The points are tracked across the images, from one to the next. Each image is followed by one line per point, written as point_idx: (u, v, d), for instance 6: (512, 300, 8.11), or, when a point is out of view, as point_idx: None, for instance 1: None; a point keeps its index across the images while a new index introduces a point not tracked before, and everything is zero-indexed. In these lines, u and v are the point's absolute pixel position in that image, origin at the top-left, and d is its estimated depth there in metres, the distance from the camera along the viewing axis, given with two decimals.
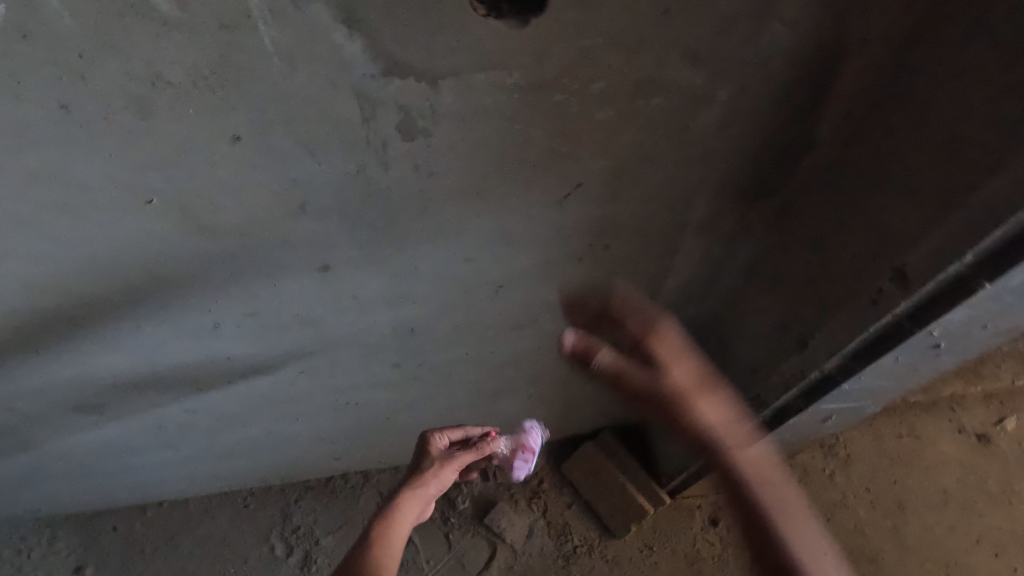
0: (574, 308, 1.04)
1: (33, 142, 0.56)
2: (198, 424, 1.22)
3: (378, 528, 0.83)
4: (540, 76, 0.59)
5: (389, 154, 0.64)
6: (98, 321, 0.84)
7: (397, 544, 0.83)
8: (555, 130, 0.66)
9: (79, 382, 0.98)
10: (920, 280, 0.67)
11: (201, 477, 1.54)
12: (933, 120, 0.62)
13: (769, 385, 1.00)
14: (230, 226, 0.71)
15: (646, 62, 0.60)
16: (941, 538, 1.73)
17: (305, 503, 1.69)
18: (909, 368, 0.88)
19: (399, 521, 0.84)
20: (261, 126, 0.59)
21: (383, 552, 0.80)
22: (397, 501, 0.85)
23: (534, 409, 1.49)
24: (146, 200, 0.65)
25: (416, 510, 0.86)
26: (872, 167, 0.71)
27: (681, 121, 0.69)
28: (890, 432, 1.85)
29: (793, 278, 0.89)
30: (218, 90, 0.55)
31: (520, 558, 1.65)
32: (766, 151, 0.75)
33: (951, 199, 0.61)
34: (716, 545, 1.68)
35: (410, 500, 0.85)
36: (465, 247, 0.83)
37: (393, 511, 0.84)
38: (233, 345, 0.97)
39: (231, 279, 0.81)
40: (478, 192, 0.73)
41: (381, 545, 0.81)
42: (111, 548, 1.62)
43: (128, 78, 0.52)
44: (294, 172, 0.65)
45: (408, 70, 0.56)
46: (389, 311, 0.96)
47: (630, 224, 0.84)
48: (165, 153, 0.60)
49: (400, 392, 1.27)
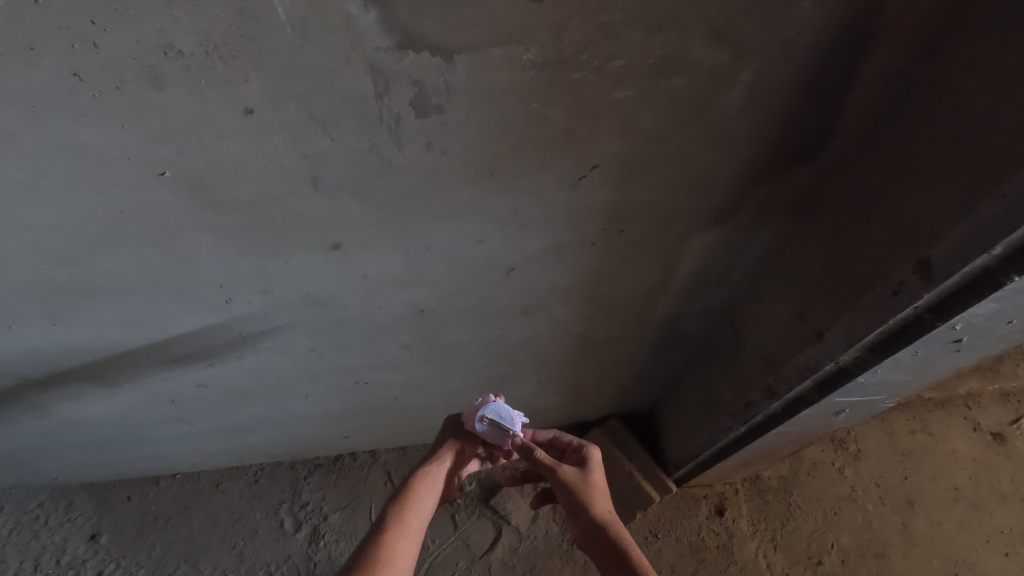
0: (586, 294, 1.03)
1: (45, 111, 0.56)
2: (210, 399, 1.24)
3: (396, 506, 0.88)
4: (558, 52, 0.58)
5: (402, 132, 0.63)
6: (113, 293, 0.85)
7: (417, 519, 0.88)
8: (572, 109, 0.64)
9: (94, 353, 0.99)
10: (944, 271, 0.65)
11: (213, 451, 1.57)
12: (965, 104, 0.60)
13: (782, 377, 0.98)
14: (242, 201, 0.71)
15: (668, 39, 0.58)
16: (951, 536, 1.69)
17: (315, 479, 1.73)
18: (927, 362, 0.86)
19: (417, 499, 0.90)
20: (274, 100, 0.58)
21: (400, 528, 0.85)
22: (413, 483, 0.92)
23: (543, 394, 1.49)
24: (158, 173, 0.65)
25: (432, 489, 0.93)
26: (899, 153, 0.69)
27: (702, 103, 0.67)
28: (902, 428, 1.86)
29: (811, 268, 0.87)
30: (230, 61, 0.54)
31: (525, 540, 1.65)
32: (789, 136, 0.73)
33: (980, 188, 0.59)
34: (722, 535, 1.68)
35: (426, 478, 0.93)
36: (478, 229, 0.82)
37: (410, 492, 0.90)
38: (245, 321, 0.97)
39: (243, 256, 0.81)
40: (492, 172, 0.72)
41: (399, 521, 0.86)
42: (123, 518, 1.65)
43: (139, 46, 0.51)
44: (306, 147, 0.64)
45: (424, 44, 0.55)
46: (401, 292, 0.96)
47: (645, 209, 0.83)
48: (175, 124, 0.59)
49: (409, 374, 1.27)
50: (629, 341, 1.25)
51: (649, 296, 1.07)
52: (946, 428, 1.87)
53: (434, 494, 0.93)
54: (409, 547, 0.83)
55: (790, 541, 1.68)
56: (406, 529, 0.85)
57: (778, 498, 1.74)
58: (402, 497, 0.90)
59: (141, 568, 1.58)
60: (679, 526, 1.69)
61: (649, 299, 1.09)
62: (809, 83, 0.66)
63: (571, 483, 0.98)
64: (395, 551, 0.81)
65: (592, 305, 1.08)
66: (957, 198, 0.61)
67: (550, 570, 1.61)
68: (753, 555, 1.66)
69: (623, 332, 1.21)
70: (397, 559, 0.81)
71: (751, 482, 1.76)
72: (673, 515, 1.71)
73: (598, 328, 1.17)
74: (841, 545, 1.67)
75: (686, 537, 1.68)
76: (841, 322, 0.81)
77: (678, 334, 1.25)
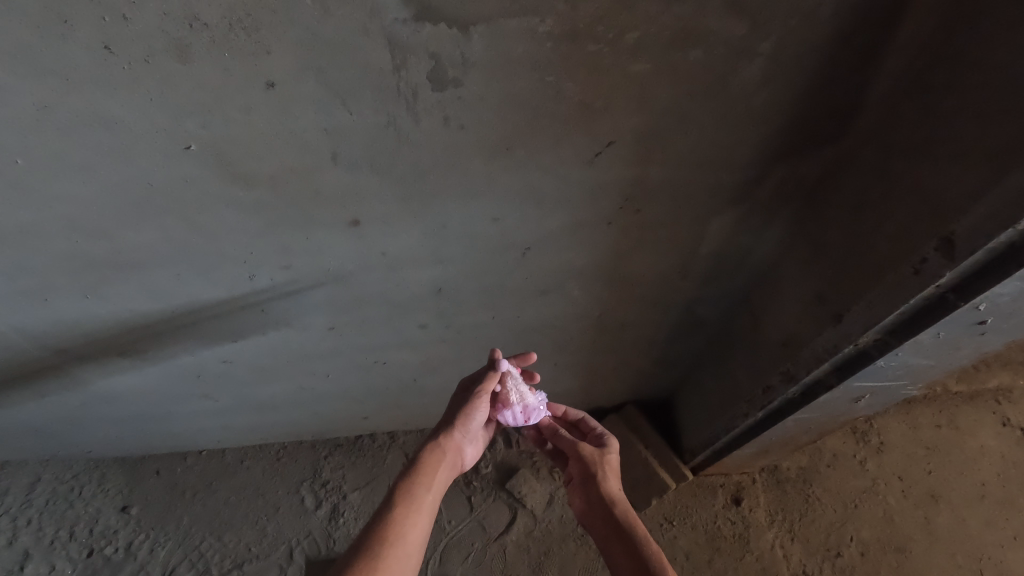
0: (602, 275, 1.04)
1: (79, 84, 0.58)
2: (234, 375, 1.27)
3: (407, 481, 0.87)
4: (574, 24, 0.58)
5: (420, 106, 0.64)
6: (142, 267, 0.88)
7: (428, 496, 0.87)
8: (588, 83, 0.65)
9: (124, 324, 1.03)
10: (968, 250, 0.63)
11: (237, 428, 1.62)
12: (993, 76, 0.58)
13: (800, 360, 0.97)
14: (265, 175, 0.73)
15: (685, 10, 0.58)
16: (976, 532, 1.66)
17: (334, 458, 1.77)
18: (950, 346, 0.84)
19: (429, 474, 0.89)
20: (296, 73, 0.59)
21: (410, 503, 0.84)
22: (425, 458, 0.91)
23: (559, 378, 1.49)
24: (185, 146, 0.67)
25: (443, 464, 0.92)
26: (923, 128, 0.67)
27: (721, 76, 0.66)
28: (927, 421, 1.83)
29: (831, 249, 0.85)
30: (252, 34, 0.55)
31: (540, 524, 1.67)
32: (808, 111, 0.72)
33: (1007, 160, 0.57)
34: (738, 524, 1.68)
35: (438, 453, 0.93)
36: (494, 207, 0.83)
37: (422, 467, 0.89)
38: (267, 297, 1.00)
39: (266, 232, 0.83)
40: (509, 148, 0.72)
41: (410, 497, 0.85)
42: (152, 490, 1.71)
43: (166, 19, 0.53)
44: (326, 122, 0.66)
45: (441, 15, 0.55)
46: (419, 271, 0.97)
47: (662, 188, 0.83)
48: (201, 98, 0.61)
49: (426, 354, 1.29)
50: (646, 325, 1.25)
51: (666, 278, 1.07)
52: (974, 421, 1.83)
53: (446, 469, 0.93)
54: (420, 523, 0.83)
55: (808, 531, 1.67)
56: (417, 505, 0.84)
57: (797, 489, 1.73)
58: (413, 473, 0.89)
59: (169, 539, 1.64)
60: (694, 513, 1.69)
61: (667, 282, 1.08)
62: (829, 57, 0.65)
63: (587, 458, 1.04)
64: (404, 528, 0.80)
65: (609, 287, 1.08)
66: (983, 172, 0.60)
67: (564, 554, 1.63)
68: (770, 545, 1.65)
69: (640, 315, 1.21)
70: (407, 535, 0.80)
71: (769, 472, 1.75)
72: (689, 503, 1.70)
73: (614, 310, 1.17)
74: (861, 538, 1.65)
75: (702, 525, 1.68)
76: (861, 303, 0.80)
77: (696, 319, 1.24)
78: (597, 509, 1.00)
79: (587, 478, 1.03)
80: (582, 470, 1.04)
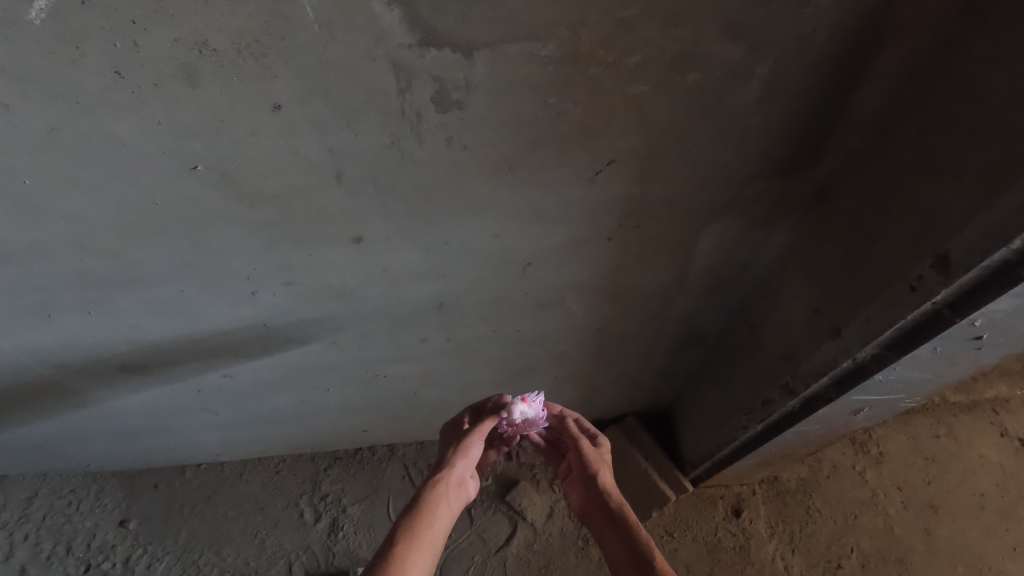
0: (602, 290, 1.05)
1: (88, 107, 0.59)
2: (234, 389, 1.27)
3: (409, 517, 0.87)
4: (575, 49, 0.59)
5: (424, 127, 0.66)
6: (146, 284, 0.89)
7: (430, 529, 0.87)
8: (589, 105, 0.66)
9: (126, 340, 1.03)
10: (963, 267, 0.64)
11: (236, 442, 1.61)
12: (986, 100, 0.59)
13: (799, 373, 0.98)
14: (270, 194, 0.73)
15: (684, 35, 0.59)
16: (976, 543, 1.66)
17: (334, 471, 1.76)
18: (947, 360, 0.85)
19: (432, 510, 0.89)
20: (302, 95, 0.61)
21: (412, 537, 0.83)
22: (428, 495, 0.91)
23: (559, 391, 1.50)
24: (191, 165, 0.68)
25: (444, 498, 0.92)
26: (917, 148, 0.68)
27: (719, 97, 0.67)
28: (925, 432, 1.84)
29: (828, 264, 0.86)
30: (260, 58, 0.56)
31: (540, 537, 1.67)
32: (804, 130, 0.73)
33: (999, 181, 0.58)
34: (739, 536, 1.67)
35: (439, 489, 0.93)
36: (495, 224, 0.84)
37: (425, 504, 0.90)
38: (269, 313, 1.00)
39: (270, 248, 0.84)
40: (511, 167, 0.73)
41: (412, 532, 0.84)
42: (151, 504, 1.70)
43: (176, 45, 0.54)
44: (331, 142, 0.67)
45: (445, 40, 0.57)
46: (420, 286, 0.98)
47: (661, 205, 0.84)
48: (209, 120, 0.62)
49: (427, 368, 1.30)
50: (645, 338, 1.26)
51: (666, 292, 1.08)
52: (972, 432, 1.85)
53: (449, 505, 0.93)
54: (423, 556, 0.82)
55: (808, 543, 1.67)
56: (419, 540, 0.84)
57: (797, 501, 1.73)
58: (416, 509, 0.89)
59: (167, 554, 1.63)
60: (695, 525, 1.69)
61: (666, 296, 1.09)
62: (824, 78, 0.66)
63: (586, 454, 1.06)
64: (407, 561, 0.79)
65: (608, 301, 1.09)
66: (977, 192, 0.61)
67: (565, 567, 1.63)
68: (770, 557, 1.64)
69: (639, 329, 1.21)
70: (409, 568, 0.79)
71: (769, 484, 1.75)
72: (689, 516, 1.70)
73: (614, 324, 1.18)
74: (861, 550, 1.65)
75: (702, 537, 1.67)
76: (858, 319, 0.81)
77: (695, 332, 1.25)
78: (593, 502, 1.02)
79: (587, 475, 1.04)
80: (581, 467, 1.06)
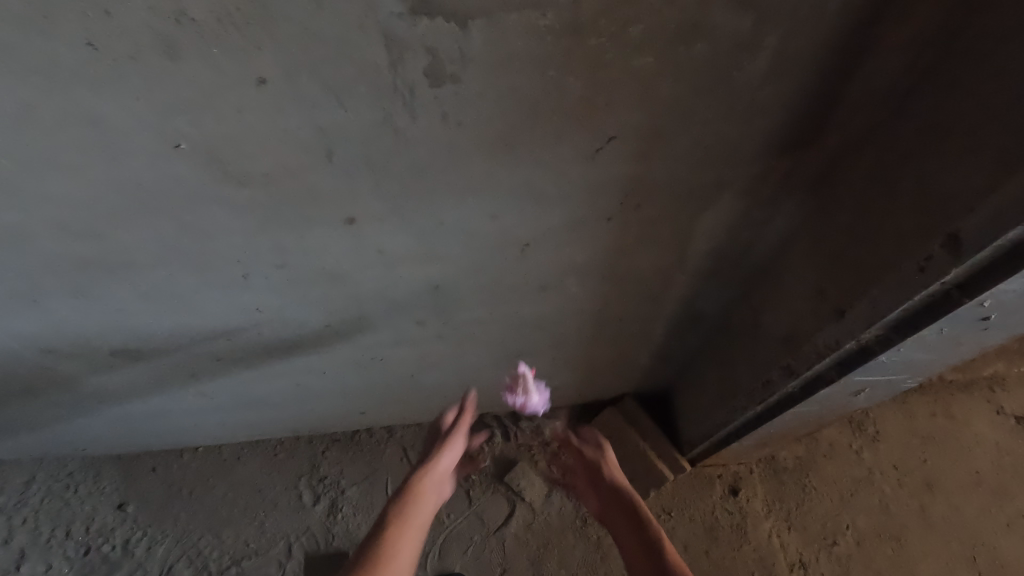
0: (601, 271, 1.03)
1: (62, 81, 0.56)
2: (230, 373, 1.26)
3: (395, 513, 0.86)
4: (576, 18, 0.56)
5: (417, 103, 0.63)
6: (134, 268, 0.87)
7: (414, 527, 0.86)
8: (590, 78, 0.63)
9: (116, 324, 1.01)
10: (975, 247, 0.63)
11: (233, 425, 1.60)
12: (1004, 73, 0.57)
13: (801, 355, 0.96)
14: (258, 173, 0.71)
15: (691, 3, 0.56)
16: (970, 520, 1.70)
17: (332, 454, 1.76)
18: (953, 342, 0.84)
19: (416, 504, 0.88)
20: (289, 69, 0.57)
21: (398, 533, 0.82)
22: (413, 486, 0.90)
23: (557, 372, 1.49)
24: (174, 144, 0.65)
25: (428, 493, 0.91)
26: (930, 124, 0.66)
27: (726, 70, 0.64)
28: (922, 411, 1.84)
29: (833, 244, 0.84)
30: (243, 28, 0.53)
31: (539, 516, 1.68)
32: (813, 105, 0.71)
33: (1015, 159, 0.56)
34: (735, 514, 1.69)
35: (424, 483, 0.92)
36: (493, 204, 0.81)
37: (410, 495, 0.89)
38: (262, 297, 0.98)
39: (261, 230, 0.82)
40: (509, 144, 0.71)
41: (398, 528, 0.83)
42: (149, 487, 1.70)
43: (152, 14, 0.51)
44: (321, 119, 0.64)
45: (438, 9, 0.53)
46: (416, 269, 0.96)
47: (664, 183, 0.82)
48: (191, 95, 0.59)
49: (424, 351, 1.28)
50: (645, 319, 1.24)
51: (666, 273, 1.06)
52: (969, 411, 1.85)
53: (431, 500, 0.92)
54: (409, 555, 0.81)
55: (805, 521, 1.69)
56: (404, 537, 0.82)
57: (794, 479, 1.74)
58: (399, 504, 0.87)
59: (167, 536, 1.64)
60: (692, 504, 1.69)
61: (666, 277, 1.08)
62: (836, 50, 0.63)
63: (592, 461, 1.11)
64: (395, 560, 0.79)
65: (608, 283, 1.07)
66: (991, 170, 0.59)
67: (563, 545, 1.64)
68: (767, 535, 1.66)
69: (638, 310, 1.20)
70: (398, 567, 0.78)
71: (766, 463, 1.75)
72: (686, 495, 1.71)
73: (614, 305, 1.16)
74: (857, 527, 1.68)
75: (699, 515, 1.68)
76: (864, 300, 0.79)
77: (695, 314, 1.23)
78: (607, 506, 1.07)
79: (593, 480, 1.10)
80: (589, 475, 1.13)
